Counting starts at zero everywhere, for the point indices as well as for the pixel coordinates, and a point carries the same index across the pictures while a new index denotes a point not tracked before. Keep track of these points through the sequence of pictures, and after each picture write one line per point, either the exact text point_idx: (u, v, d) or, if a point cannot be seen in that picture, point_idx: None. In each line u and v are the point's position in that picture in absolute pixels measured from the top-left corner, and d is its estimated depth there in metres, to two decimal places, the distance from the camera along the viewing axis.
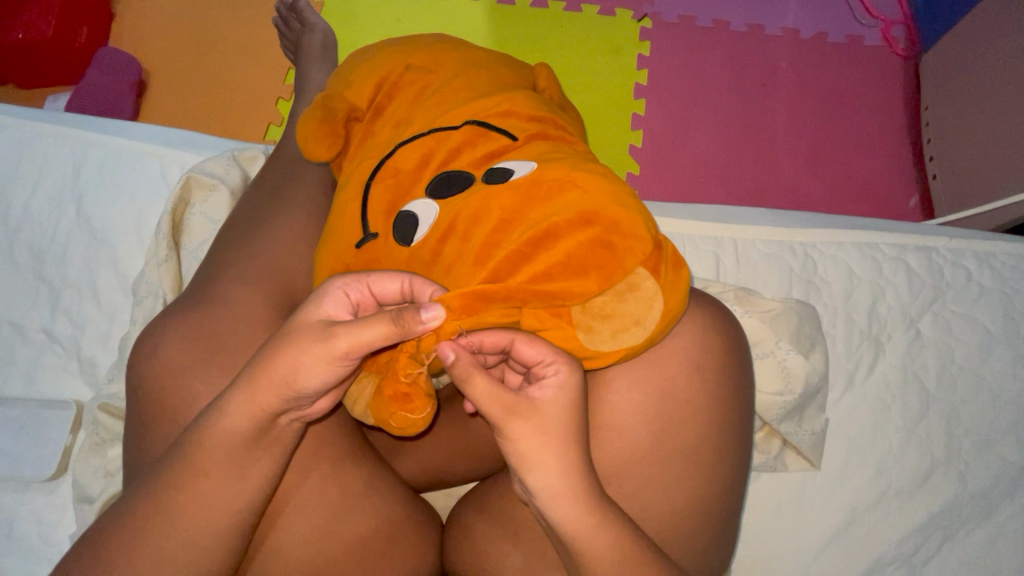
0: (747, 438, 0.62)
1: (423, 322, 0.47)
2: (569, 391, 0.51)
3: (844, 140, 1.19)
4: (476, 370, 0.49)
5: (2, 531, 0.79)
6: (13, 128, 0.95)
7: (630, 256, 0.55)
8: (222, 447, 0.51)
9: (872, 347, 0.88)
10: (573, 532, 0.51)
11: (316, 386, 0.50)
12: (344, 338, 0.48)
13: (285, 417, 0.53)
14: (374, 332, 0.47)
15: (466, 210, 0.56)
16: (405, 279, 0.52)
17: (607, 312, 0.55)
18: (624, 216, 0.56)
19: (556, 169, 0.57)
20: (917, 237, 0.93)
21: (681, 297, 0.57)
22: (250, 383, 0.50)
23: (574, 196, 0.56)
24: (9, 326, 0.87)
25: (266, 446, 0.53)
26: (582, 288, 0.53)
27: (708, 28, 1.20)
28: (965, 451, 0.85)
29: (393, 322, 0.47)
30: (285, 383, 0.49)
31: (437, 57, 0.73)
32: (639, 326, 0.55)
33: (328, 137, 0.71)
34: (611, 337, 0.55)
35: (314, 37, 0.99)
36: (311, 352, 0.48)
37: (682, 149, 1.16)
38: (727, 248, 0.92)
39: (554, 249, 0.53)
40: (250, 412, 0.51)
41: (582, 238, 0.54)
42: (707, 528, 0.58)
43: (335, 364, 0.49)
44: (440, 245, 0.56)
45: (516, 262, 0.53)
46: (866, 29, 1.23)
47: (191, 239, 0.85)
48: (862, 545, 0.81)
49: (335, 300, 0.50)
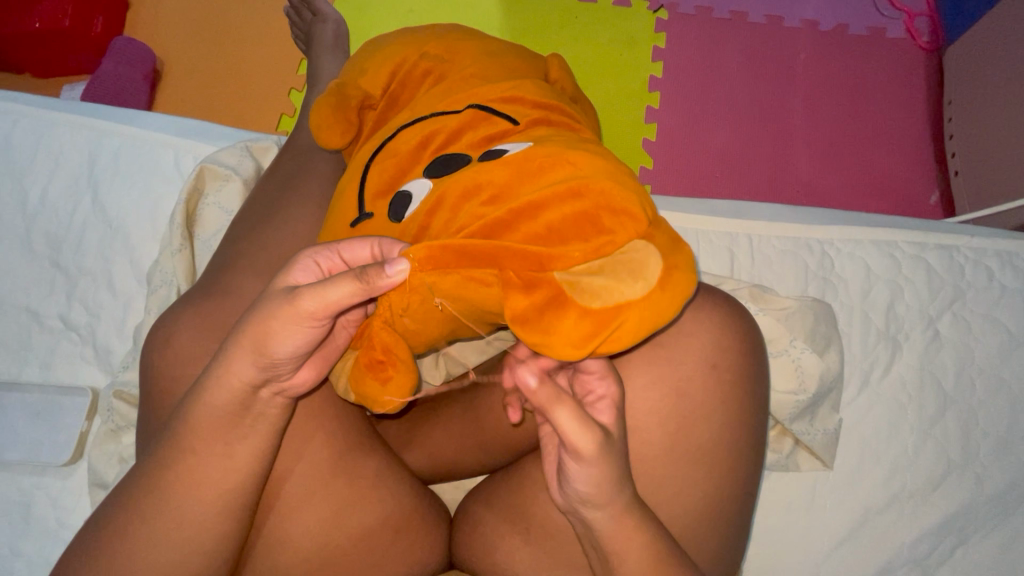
0: (761, 436, 0.61)
1: (387, 276, 0.48)
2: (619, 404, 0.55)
3: (861, 134, 1.17)
4: (561, 403, 0.50)
5: (20, 515, 0.80)
6: (28, 116, 0.95)
7: (621, 231, 0.51)
8: (207, 420, 0.51)
9: (889, 346, 0.87)
10: (611, 542, 0.52)
11: (291, 352, 0.50)
12: (310, 298, 0.48)
13: (268, 389, 0.52)
14: (341, 290, 0.47)
15: (456, 186, 0.54)
16: (374, 243, 0.51)
17: (597, 267, 0.50)
18: (616, 193, 0.52)
19: (549, 147, 0.55)
20: (937, 235, 0.91)
21: (683, 268, 0.53)
22: (227, 353, 0.50)
23: (566, 172, 0.53)
24: (26, 312, 0.88)
25: (251, 421, 0.52)
26: (564, 253, 0.49)
27: (725, 20, 1.19)
28: (982, 454, 0.83)
29: (358, 278, 0.48)
30: (258, 349, 0.49)
31: (451, 46, 0.73)
32: (636, 278, 0.50)
33: (341, 124, 0.69)
34: (606, 292, 0.50)
35: (326, 26, 0.99)
36: (279, 316, 0.48)
37: (697, 142, 1.15)
38: (742, 243, 0.91)
39: (537, 220, 0.50)
40: (228, 384, 0.50)
41: (568, 211, 0.50)
42: (719, 528, 0.58)
43: (305, 325, 0.49)
44: (428, 218, 0.55)
45: (495, 231, 0.51)
46: (888, 21, 1.21)
47: (204, 229, 0.85)
48: (874, 547, 0.80)
49: (304, 269, 0.51)
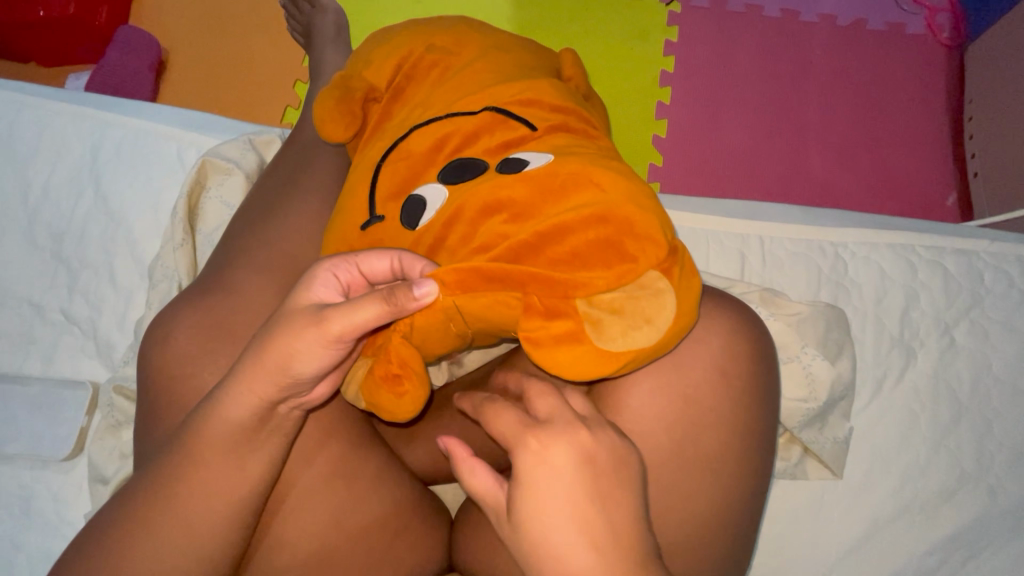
0: (770, 445, 0.59)
1: (416, 298, 0.46)
2: (574, 464, 0.44)
3: (878, 133, 1.14)
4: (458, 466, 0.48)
5: (20, 507, 0.80)
6: (31, 106, 0.95)
7: (644, 257, 0.50)
8: (222, 435, 0.50)
9: (903, 353, 0.85)
10: None
11: (314, 372, 0.49)
12: (337, 321, 0.46)
13: (286, 404, 0.51)
14: (367, 314, 0.46)
15: (475, 200, 0.53)
16: (394, 257, 0.50)
17: (617, 306, 0.49)
18: (639, 217, 0.51)
19: (573, 162, 0.54)
20: (955, 239, 0.89)
21: (693, 303, 0.52)
22: (249, 370, 0.49)
23: (591, 193, 0.52)
24: (28, 305, 0.87)
25: (267, 435, 0.52)
26: (588, 279, 0.49)
27: (740, 13, 1.16)
28: (997, 465, 0.81)
29: (386, 300, 0.46)
30: (280, 368, 0.48)
31: (459, 39, 0.71)
32: (651, 325, 0.50)
33: (345, 117, 0.68)
34: (621, 335, 0.49)
35: (327, 18, 0.97)
36: (304, 337, 0.47)
37: (708, 139, 1.12)
38: (753, 245, 0.89)
39: (561, 244, 0.50)
40: (247, 401, 0.50)
41: (592, 236, 0.50)
42: (726, 540, 0.56)
43: (329, 347, 0.48)
44: (445, 230, 0.54)
45: (520, 255, 0.50)
46: (908, 16, 1.17)
47: (205, 223, 0.84)
48: (883, 557, 0.78)
49: (325, 283, 0.49)
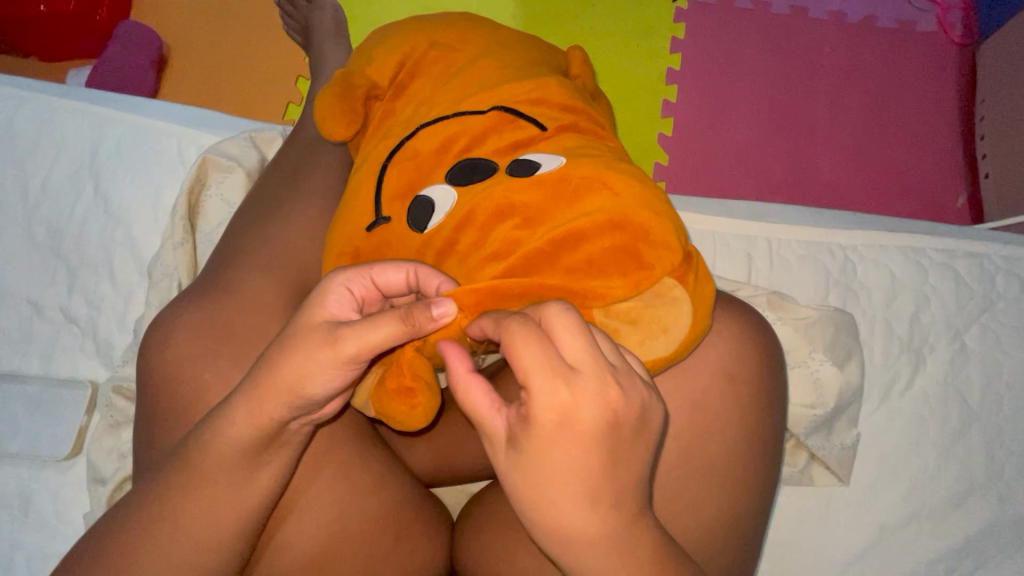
0: (779, 452, 0.58)
1: (434, 318, 0.45)
2: (600, 422, 0.39)
3: (889, 133, 1.13)
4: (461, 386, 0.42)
5: (19, 508, 0.79)
6: (30, 102, 0.94)
7: (660, 264, 0.50)
8: (231, 454, 0.48)
9: (913, 359, 0.83)
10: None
11: (326, 392, 0.47)
12: (352, 342, 0.44)
13: (296, 421, 0.50)
14: (383, 333, 0.44)
15: (488, 204, 0.53)
16: (409, 269, 0.48)
17: (633, 316, 0.50)
18: (654, 224, 0.51)
19: (586, 166, 0.53)
20: (966, 242, 0.88)
21: (707, 309, 0.52)
22: (259, 388, 0.47)
23: (603, 197, 0.52)
24: (27, 304, 0.87)
25: (276, 450, 0.50)
26: (605, 288, 0.49)
27: (748, 10, 1.14)
28: (1007, 473, 0.80)
29: (403, 320, 0.44)
30: (292, 389, 0.47)
31: (463, 35, 0.70)
32: (667, 334, 0.50)
33: (347, 114, 0.66)
34: (638, 344, 0.50)
35: (325, 14, 0.96)
36: (317, 357, 0.45)
37: (716, 138, 1.11)
38: (761, 247, 0.88)
39: (577, 251, 0.49)
40: (256, 419, 0.48)
41: (608, 243, 0.50)
42: (735, 550, 0.55)
43: (343, 368, 0.46)
44: (455, 234, 0.53)
45: (536, 263, 0.50)
46: (919, 14, 1.16)
47: (206, 222, 0.83)
48: (891, 565, 0.77)
49: (338, 297, 0.47)
